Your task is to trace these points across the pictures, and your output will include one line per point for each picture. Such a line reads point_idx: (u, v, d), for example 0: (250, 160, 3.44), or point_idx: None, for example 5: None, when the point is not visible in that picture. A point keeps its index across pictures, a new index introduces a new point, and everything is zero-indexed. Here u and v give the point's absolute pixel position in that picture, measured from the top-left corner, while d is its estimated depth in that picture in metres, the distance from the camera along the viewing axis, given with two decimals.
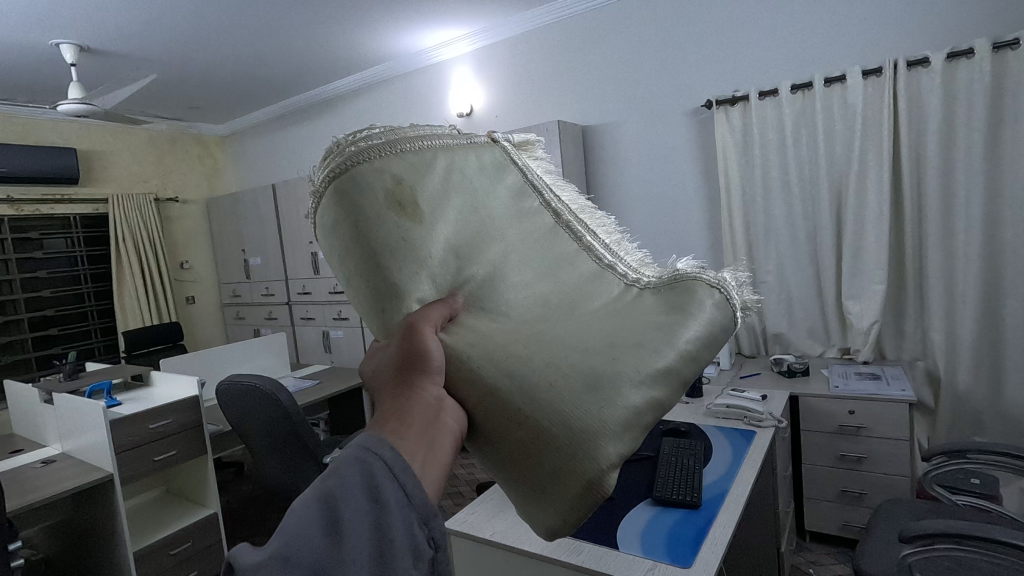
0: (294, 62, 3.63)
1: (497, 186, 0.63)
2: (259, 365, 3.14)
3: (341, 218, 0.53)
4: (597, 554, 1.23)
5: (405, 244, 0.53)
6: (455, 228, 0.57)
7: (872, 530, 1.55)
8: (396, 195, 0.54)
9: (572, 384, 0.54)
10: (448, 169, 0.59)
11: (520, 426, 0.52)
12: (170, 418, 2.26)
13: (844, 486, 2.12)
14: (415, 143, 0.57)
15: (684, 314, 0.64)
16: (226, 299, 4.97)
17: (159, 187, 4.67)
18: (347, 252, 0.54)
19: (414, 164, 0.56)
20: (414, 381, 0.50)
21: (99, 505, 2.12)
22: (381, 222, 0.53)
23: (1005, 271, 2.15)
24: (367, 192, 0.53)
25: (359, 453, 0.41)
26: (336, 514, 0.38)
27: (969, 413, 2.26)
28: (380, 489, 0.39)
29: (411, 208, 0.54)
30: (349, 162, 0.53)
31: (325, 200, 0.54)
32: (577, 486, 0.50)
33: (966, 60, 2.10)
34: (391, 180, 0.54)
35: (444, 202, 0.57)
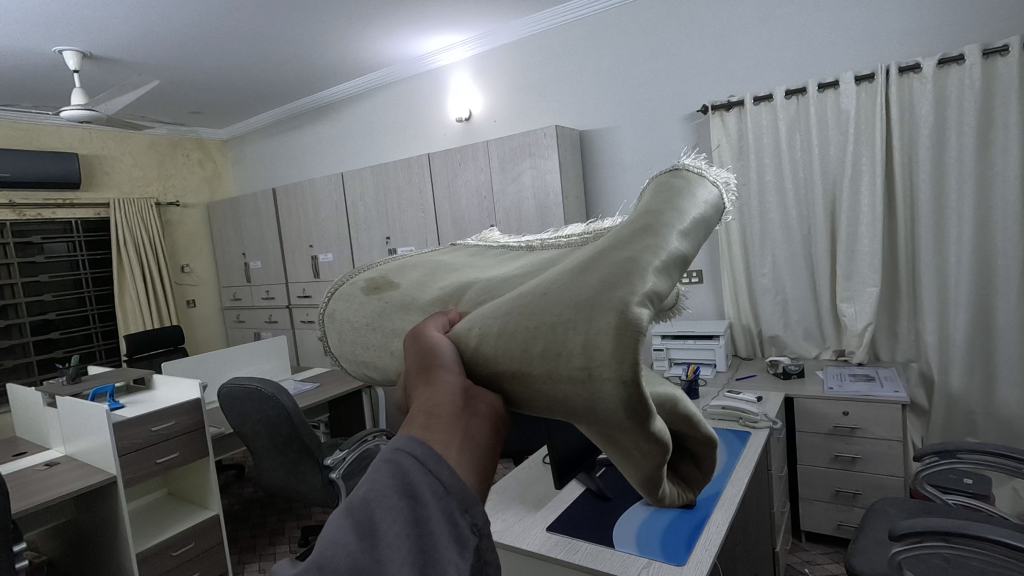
0: (295, 67, 3.66)
1: (469, 257, 0.61)
2: (260, 368, 3.16)
3: (342, 328, 0.57)
4: (594, 553, 1.25)
5: (386, 306, 0.55)
6: (432, 279, 0.56)
7: (865, 529, 1.58)
8: (370, 285, 0.58)
9: (562, 279, 0.40)
10: (422, 258, 0.62)
11: (525, 340, 0.39)
12: (172, 420, 2.28)
13: (839, 486, 2.15)
14: (386, 263, 0.64)
15: (659, 193, 0.45)
16: (227, 302, 5.00)
17: (159, 191, 4.70)
18: (351, 343, 0.56)
19: (389, 266, 0.62)
20: (430, 377, 0.42)
21: (102, 507, 2.14)
22: (364, 306, 0.57)
23: (997, 273, 2.18)
24: (353, 296, 0.58)
25: (389, 453, 0.39)
26: (372, 516, 0.35)
27: (962, 414, 2.29)
28: (414, 484, 0.37)
29: (388, 284, 0.58)
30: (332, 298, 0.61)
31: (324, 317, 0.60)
32: (604, 338, 0.35)
33: (957, 66, 2.13)
34: (368, 278, 0.60)
35: (415, 271, 0.59)
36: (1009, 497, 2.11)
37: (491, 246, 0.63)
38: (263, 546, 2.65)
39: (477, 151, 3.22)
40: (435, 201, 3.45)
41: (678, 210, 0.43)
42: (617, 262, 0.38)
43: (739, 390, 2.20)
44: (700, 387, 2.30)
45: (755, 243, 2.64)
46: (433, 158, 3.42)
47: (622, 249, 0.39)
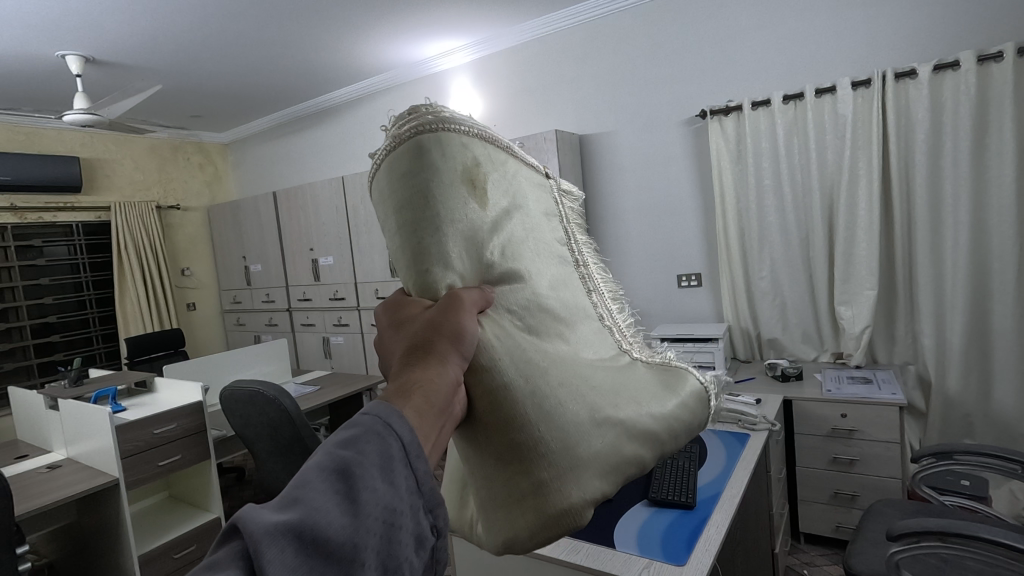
0: (296, 71, 3.68)
1: (538, 215, 0.60)
2: (261, 371, 3.18)
3: (418, 177, 0.51)
4: (595, 553, 1.27)
5: (462, 212, 0.52)
6: (504, 227, 0.55)
7: (863, 530, 1.59)
8: (469, 170, 0.53)
9: (577, 410, 0.52)
10: (515, 176, 0.59)
11: (524, 428, 0.50)
12: (174, 423, 2.30)
13: (837, 488, 2.16)
14: (500, 152, 0.58)
15: (668, 393, 0.61)
16: (227, 305, 5.01)
17: (160, 195, 4.71)
18: (404, 193, 0.51)
19: (497, 167, 0.57)
20: (438, 353, 0.45)
21: (104, 509, 2.15)
22: (451, 182, 0.52)
23: (993, 277, 2.20)
24: (453, 161, 0.52)
25: (377, 426, 0.36)
26: (353, 493, 0.32)
27: (960, 416, 2.31)
28: (396, 471, 0.34)
29: (484, 193, 0.54)
30: (441, 127, 0.53)
31: (408, 143, 0.52)
32: (556, 506, 0.49)
33: (952, 72, 2.16)
34: (472, 161, 0.54)
35: (503, 197, 0.56)
36: (1006, 499, 2.13)
37: (560, 228, 0.64)
38: None
39: None
40: None
41: (664, 416, 0.58)
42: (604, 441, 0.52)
43: (738, 393, 2.22)
44: None
45: (754, 247, 2.67)
46: None
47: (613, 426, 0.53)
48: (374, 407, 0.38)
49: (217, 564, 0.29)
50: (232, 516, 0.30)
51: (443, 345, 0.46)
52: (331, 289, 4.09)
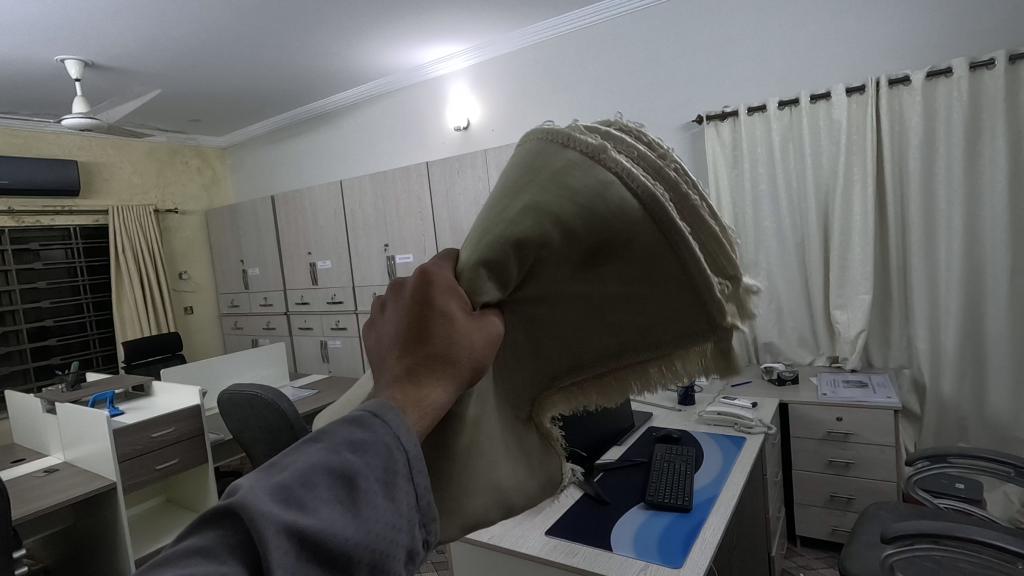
0: (295, 76, 3.70)
1: (629, 299, 0.45)
2: (258, 375, 3.18)
3: (548, 186, 0.43)
4: (592, 555, 1.28)
5: (554, 247, 0.42)
6: (573, 277, 0.44)
7: (858, 533, 1.60)
8: (613, 227, 0.42)
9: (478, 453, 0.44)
10: (646, 264, 0.43)
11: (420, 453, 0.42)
12: (171, 426, 2.30)
13: (833, 491, 2.18)
14: (659, 237, 0.42)
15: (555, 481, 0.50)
16: (225, 309, 5.00)
17: (158, 199, 4.72)
18: (532, 178, 0.43)
19: (664, 265, 0.43)
20: (449, 367, 0.38)
21: (101, 513, 2.15)
22: (583, 216, 0.42)
23: (986, 281, 2.21)
24: (589, 192, 0.42)
25: (388, 434, 0.34)
26: (357, 502, 0.31)
27: (954, 419, 2.32)
28: (398, 486, 0.34)
29: (604, 261, 0.44)
30: (608, 164, 0.43)
31: (599, 152, 0.43)
32: None
33: (945, 79, 2.18)
34: (633, 228, 0.42)
35: (621, 277, 0.44)
36: (1000, 502, 2.14)
37: (665, 363, 0.47)
38: None
39: (476, 159, 3.25)
40: (434, 209, 3.48)
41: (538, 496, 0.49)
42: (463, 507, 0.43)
43: (734, 396, 2.24)
44: (696, 394, 2.34)
45: (750, 251, 2.68)
46: (432, 166, 3.46)
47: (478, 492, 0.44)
48: (381, 412, 0.35)
49: (205, 550, 0.29)
50: (234, 501, 0.29)
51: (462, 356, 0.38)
52: (329, 292, 4.10)
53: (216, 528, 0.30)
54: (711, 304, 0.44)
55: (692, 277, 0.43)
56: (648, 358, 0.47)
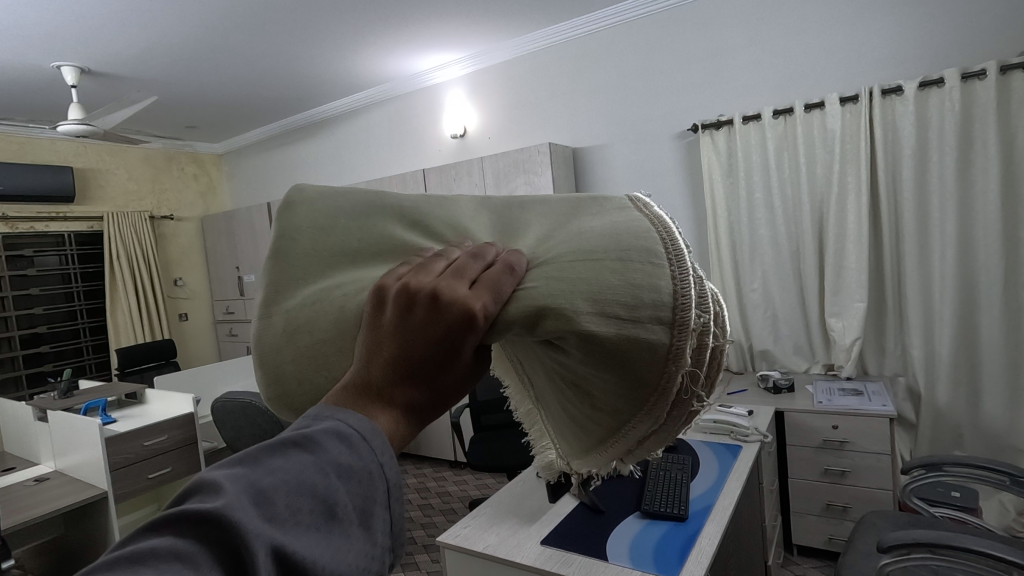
0: (291, 83, 3.70)
1: (569, 395, 0.53)
2: (253, 383, 3.15)
3: (620, 313, 0.47)
4: (586, 565, 1.27)
5: (565, 356, 0.49)
6: (556, 360, 0.51)
7: (854, 541, 1.60)
8: (607, 392, 0.49)
9: None
10: (606, 412, 0.50)
11: None
12: (164, 435, 2.28)
13: (829, 500, 2.17)
14: (635, 417, 0.50)
15: None
16: (219, 316, 4.97)
17: (154, 205, 4.70)
18: (620, 306, 0.48)
19: (596, 436, 0.53)
20: (428, 404, 0.48)
21: (92, 523, 2.13)
22: (604, 371, 0.48)
23: (981, 289, 2.22)
24: (632, 351, 0.47)
25: (372, 464, 0.43)
26: (337, 526, 0.39)
27: (949, 427, 2.33)
28: (373, 514, 0.42)
29: (575, 391, 0.51)
30: (670, 356, 0.48)
31: (678, 361, 0.47)
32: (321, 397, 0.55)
33: (937, 89, 2.21)
34: (616, 406, 0.50)
35: (574, 400, 0.52)
36: (995, 511, 2.14)
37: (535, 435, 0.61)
38: None
39: (473, 166, 3.25)
40: None
41: None
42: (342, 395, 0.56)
43: (730, 405, 2.23)
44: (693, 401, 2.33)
45: (745, 260, 2.69)
46: (428, 173, 3.46)
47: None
48: (371, 438, 0.44)
49: (182, 556, 0.33)
50: (223, 511, 0.35)
51: (445, 394, 0.49)
52: None
53: (195, 536, 0.34)
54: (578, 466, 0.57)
55: (592, 451, 0.54)
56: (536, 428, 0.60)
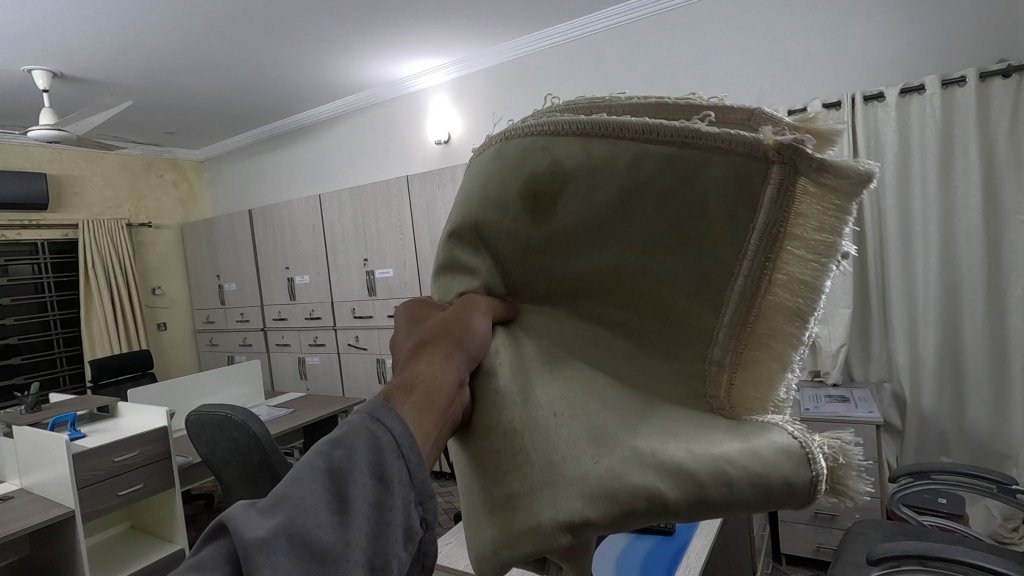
0: (273, 87, 3.63)
1: (615, 194, 0.47)
2: (231, 394, 3.08)
3: (466, 188, 0.55)
4: None
5: (510, 216, 0.50)
6: (547, 196, 0.49)
7: (844, 553, 1.57)
8: (551, 167, 0.49)
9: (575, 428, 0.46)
10: (584, 148, 0.48)
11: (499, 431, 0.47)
12: (136, 450, 2.19)
13: (817, 508, 2.16)
14: (565, 130, 0.49)
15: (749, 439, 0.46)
16: (200, 325, 4.87)
17: (131, 213, 4.60)
18: (457, 210, 0.54)
19: (638, 157, 0.47)
20: (437, 345, 0.48)
21: (60, 544, 2.04)
22: (503, 181, 0.51)
23: (963, 294, 2.23)
24: (490, 165, 0.52)
25: (369, 422, 0.42)
26: (344, 491, 0.38)
27: (935, 434, 2.33)
28: (385, 465, 0.40)
29: (584, 188, 0.48)
30: (499, 137, 0.53)
31: (495, 137, 0.54)
32: (525, 520, 0.43)
33: (918, 96, 2.22)
34: (567, 159, 0.48)
35: (600, 200, 0.48)
36: (982, 517, 2.14)
37: (796, 222, 0.45)
38: None
39: (456, 173, 3.22)
40: (414, 223, 3.44)
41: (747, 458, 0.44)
42: (677, 505, 0.43)
43: None
44: None
45: None
46: (412, 180, 3.41)
47: (679, 480, 0.43)
48: (374, 406, 0.43)
49: (213, 560, 0.35)
50: (234, 514, 0.36)
51: (443, 337, 0.49)
52: (307, 308, 4.03)
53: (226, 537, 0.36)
54: (707, 152, 0.45)
55: (654, 148, 0.46)
56: (776, 243, 0.45)
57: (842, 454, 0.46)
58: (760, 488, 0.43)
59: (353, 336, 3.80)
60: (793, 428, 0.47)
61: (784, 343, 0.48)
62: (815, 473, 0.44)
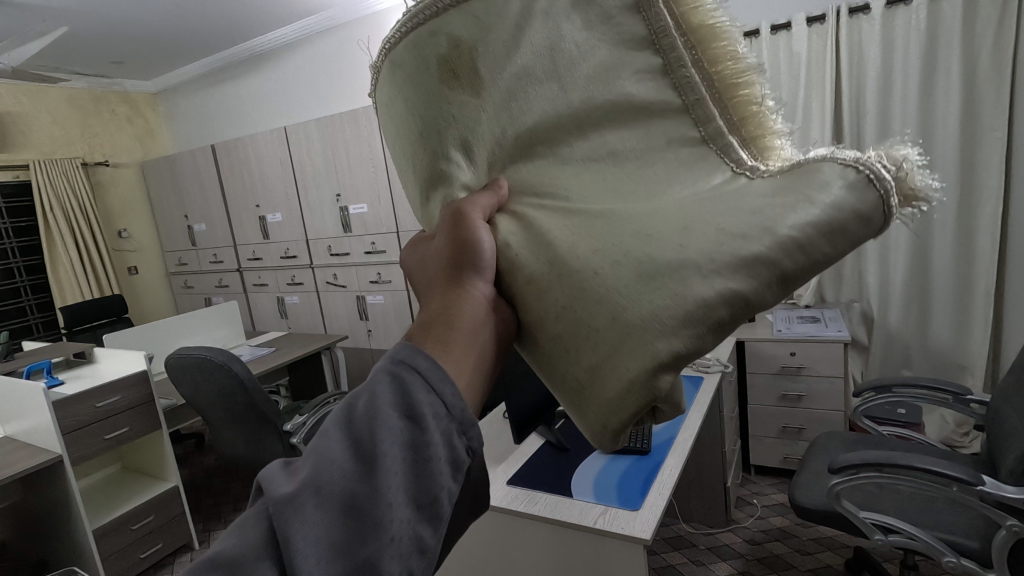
0: (223, 10, 3.35)
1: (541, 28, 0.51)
2: (212, 336, 3.06)
3: (394, 106, 0.54)
4: (553, 503, 1.29)
5: (455, 101, 0.51)
6: (479, 64, 0.50)
7: (808, 462, 1.66)
8: (463, 38, 0.50)
9: (622, 272, 0.46)
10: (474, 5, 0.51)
11: (557, 317, 0.47)
12: (118, 395, 2.18)
13: (785, 423, 2.28)
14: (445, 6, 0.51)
15: (799, 197, 0.46)
16: (172, 268, 4.76)
17: (85, 151, 4.34)
18: (400, 137, 0.55)
19: None
20: (453, 269, 0.51)
21: (52, 488, 2.07)
22: (419, 79, 0.52)
23: (935, 213, 2.26)
24: (400, 72, 0.53)
25: (394, 366, 0.44)
26: (371, 436, 0.40)
27: (899, 348, 2.43)
28: (414, 403, 0.42)
29: (501, 43, 0.50)
30: (387, 48, 0.54)
31: (383, 53, 0.55)
32: (614, 387, 0.44)
33: (905, 7, 2.13)
34: (467, 25, 0.51)
35: (517, 37, 0.51)
36: (936, 423, 2.28)
37: None
38: (228, 513, 2.65)
39: None
40: (386, 156, 3.32)
41: (804, 207, 0.46)
42: (761, 292, 0.45)
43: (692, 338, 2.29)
44: None
45: None
46: None
47: (755, 270, 0.44)
48: (405, 347, 0.46)
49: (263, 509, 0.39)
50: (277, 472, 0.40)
51: (451, 256, 0.51)
52: (282, 247, 3.94)
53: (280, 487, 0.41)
54: None
55: None
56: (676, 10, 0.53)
57: (902, 162, 0.47)
58: (833, 233, 0.45)
59: (331, 274, 3.76)
60: (844, 157, 0.48)
61: (747, 91, 0.53)
62: (884, 189, 0.46)
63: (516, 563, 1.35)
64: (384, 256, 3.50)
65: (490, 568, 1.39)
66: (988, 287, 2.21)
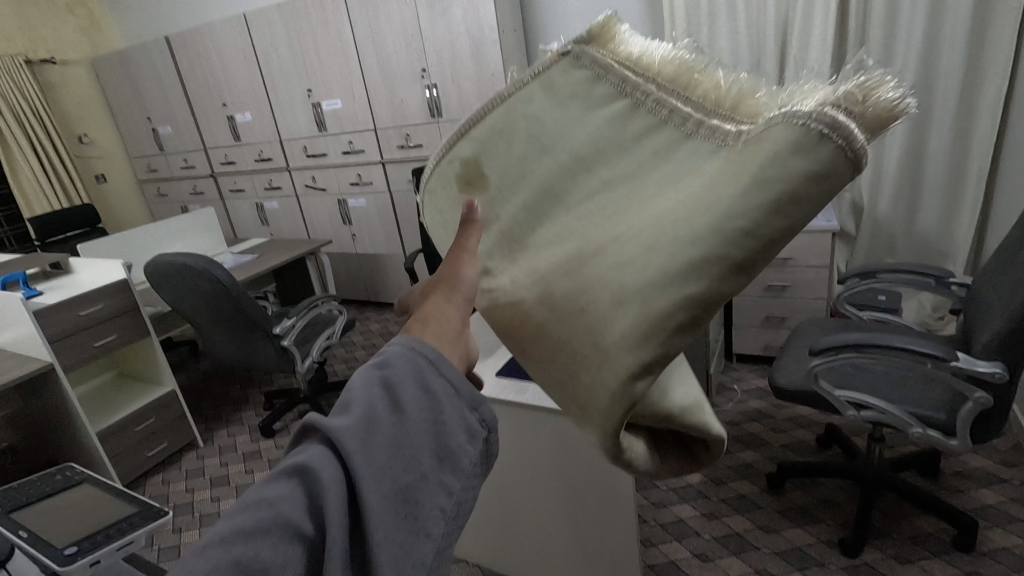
0: None
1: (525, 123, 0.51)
2: (191, 244, 2.98)
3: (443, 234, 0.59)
4: (540, 392, 1.33)
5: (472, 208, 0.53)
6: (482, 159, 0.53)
7: (790, 346, 1.71)
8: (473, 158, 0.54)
9: (596, 302, 0.42)
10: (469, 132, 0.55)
11: (551, 350, 0.45)
12: (102, 303, 2.15)
13: (769, 313, 2.32)
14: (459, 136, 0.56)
15: (756, 182, 0.37)
16: (142, 175, 4.55)
17: (26, 46, 3.96)
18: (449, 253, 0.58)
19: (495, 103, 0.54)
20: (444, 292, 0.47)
21: (49, 395, 2.10)
22: (448, 210, 0.57)
23: (938, 94, 2.16)
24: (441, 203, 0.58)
25: (405, 352, 0.38)
26: (394, 406, 0.35)
27: (885, 236, 2.43)
28: (427, 378, 0.37)
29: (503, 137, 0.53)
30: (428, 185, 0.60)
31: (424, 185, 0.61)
32: (604, 401, 0.40)
33: None
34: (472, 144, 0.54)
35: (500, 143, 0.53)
36: (914, 309, 2.34)
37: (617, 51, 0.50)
38: (229, 414, 2.73)
39: None
40: (358, 45, 3.07)
41: (759, 195, 0.37)
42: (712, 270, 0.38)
43: None
44: None
45: None
46: None
47: (705, 265, 0.37)
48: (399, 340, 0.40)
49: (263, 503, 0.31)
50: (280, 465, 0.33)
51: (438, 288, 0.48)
52: (255, 149, 3.75)
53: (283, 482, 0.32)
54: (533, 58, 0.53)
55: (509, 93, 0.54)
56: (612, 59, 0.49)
57: (867, 93, 0.38)
58: (786, 204, 0.37)
59: (310, 177, 3.63)
60: (799, 110, 0.38)
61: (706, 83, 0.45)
62: (846, 136, 0.36)
63: (517, 451, 1.40)
64: (364, 157, 3.35)
65: (491, 457, 1.45)
66: (982, 172, 2.17)
